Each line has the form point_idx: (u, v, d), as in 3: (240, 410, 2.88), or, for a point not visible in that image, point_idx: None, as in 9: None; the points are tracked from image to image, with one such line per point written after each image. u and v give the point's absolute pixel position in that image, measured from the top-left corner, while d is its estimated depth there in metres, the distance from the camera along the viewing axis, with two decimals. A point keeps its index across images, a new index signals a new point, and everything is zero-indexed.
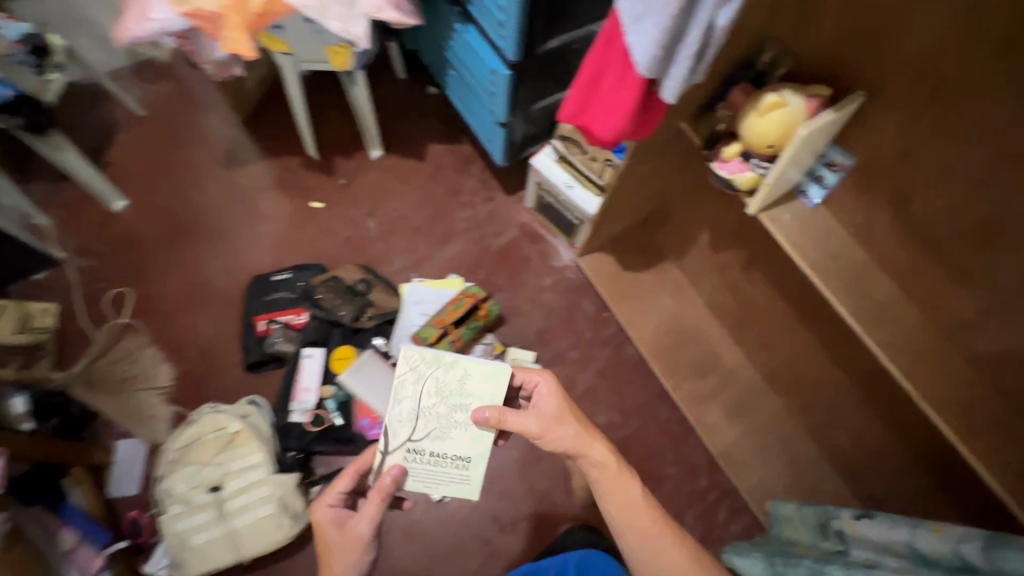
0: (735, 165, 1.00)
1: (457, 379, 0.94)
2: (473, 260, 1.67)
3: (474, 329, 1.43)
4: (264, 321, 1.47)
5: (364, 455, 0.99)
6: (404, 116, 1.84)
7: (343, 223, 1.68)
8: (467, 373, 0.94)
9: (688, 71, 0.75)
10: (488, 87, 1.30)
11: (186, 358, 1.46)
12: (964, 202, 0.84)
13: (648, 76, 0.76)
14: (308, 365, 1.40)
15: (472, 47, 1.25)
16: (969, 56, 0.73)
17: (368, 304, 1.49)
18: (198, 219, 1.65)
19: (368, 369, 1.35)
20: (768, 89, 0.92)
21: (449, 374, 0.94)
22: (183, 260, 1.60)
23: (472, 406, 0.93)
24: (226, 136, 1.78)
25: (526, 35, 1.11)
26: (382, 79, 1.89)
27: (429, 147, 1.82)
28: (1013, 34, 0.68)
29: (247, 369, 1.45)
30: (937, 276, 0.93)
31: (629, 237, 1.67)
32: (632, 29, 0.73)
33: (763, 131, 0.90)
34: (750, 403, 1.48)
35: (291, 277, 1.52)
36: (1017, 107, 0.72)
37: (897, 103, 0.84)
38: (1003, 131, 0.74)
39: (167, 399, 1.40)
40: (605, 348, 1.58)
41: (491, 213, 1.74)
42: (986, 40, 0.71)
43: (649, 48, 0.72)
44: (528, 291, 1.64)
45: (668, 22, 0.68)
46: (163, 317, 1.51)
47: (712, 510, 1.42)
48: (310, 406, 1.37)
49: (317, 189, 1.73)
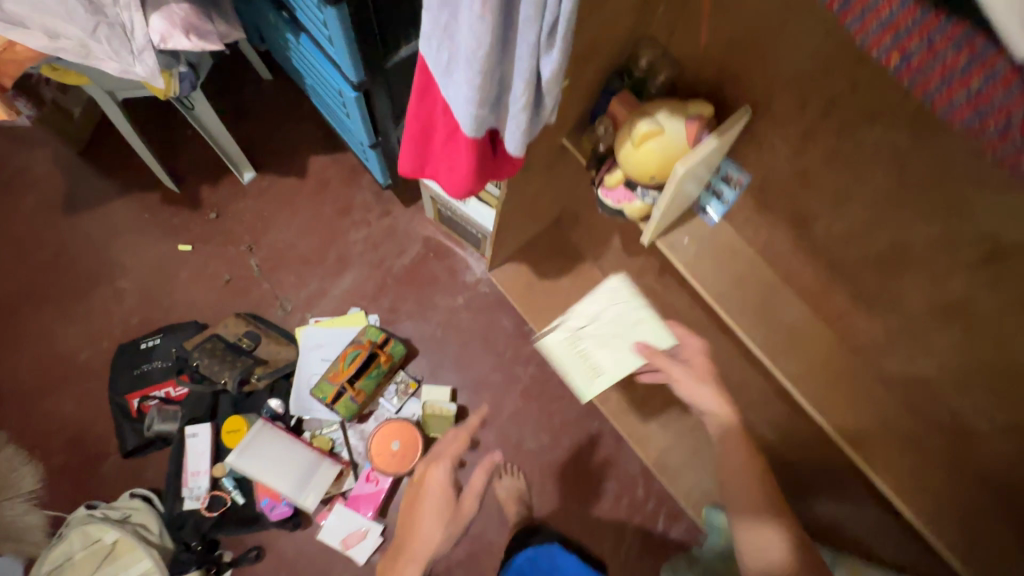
0: (620, 193, 0.87)
1: (632, 314, 1.03)
2: (376, 287, 1.50)
3: (378, 377, 1.29)
4: (137, 399, 1.28)
5: (454, 449, 1.09)
6: (275, 125, 1.59)
7: (219, 264, 1.46)
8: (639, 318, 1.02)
9: (525, 127, 0.59)
10: (342, 107, 1.09)
11: (53, 452, 1.28)
12: (866, 228, 0.73)
13: (478, 136, 0.60)
14: (194, 446, 1.23)
15: (312, 60, 1.03)
16: (861, 74, 0.60)
17: (255, 364, 1.30)
18: (40, 282, 1.41)
19: (260, 445, 1.20)
20: (645, 107, 0.77)
21: (629, 308, 1.04)
22: (29, 335, 1.37)
23: (632, 339, 1.01)
24: (59, 175, 1.49)
25: (363, 50, 0.90)
26: (242, 81, 1.61)
27: (309, 159, 1.58)
28: None
29: (126, 457, 1.28)
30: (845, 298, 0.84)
31: (543, 240, 1.52)
32: (444, 82, 0.56)
33: (642, 162, 0.76)
34: (681, 405, 1.43)
35: (161, 343, 1.33)
36: (916, 133, 0.60)
37: (788, 119, 0.71)
38: (902, 159, 0.63)
39: (37, 504, 1.23)
40: (529, 365, 1.47)
41: (389, 228, 1.54)
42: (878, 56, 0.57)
43: (467, 109, 0.55)
44: (440, 314, 1.49)
45: (480, 80, 0.52)
46: (16, 408, 1.30)
47: (650, 519, 1.39)
48: (204, 490, 1.21)
49: (181, 227, 1.49)
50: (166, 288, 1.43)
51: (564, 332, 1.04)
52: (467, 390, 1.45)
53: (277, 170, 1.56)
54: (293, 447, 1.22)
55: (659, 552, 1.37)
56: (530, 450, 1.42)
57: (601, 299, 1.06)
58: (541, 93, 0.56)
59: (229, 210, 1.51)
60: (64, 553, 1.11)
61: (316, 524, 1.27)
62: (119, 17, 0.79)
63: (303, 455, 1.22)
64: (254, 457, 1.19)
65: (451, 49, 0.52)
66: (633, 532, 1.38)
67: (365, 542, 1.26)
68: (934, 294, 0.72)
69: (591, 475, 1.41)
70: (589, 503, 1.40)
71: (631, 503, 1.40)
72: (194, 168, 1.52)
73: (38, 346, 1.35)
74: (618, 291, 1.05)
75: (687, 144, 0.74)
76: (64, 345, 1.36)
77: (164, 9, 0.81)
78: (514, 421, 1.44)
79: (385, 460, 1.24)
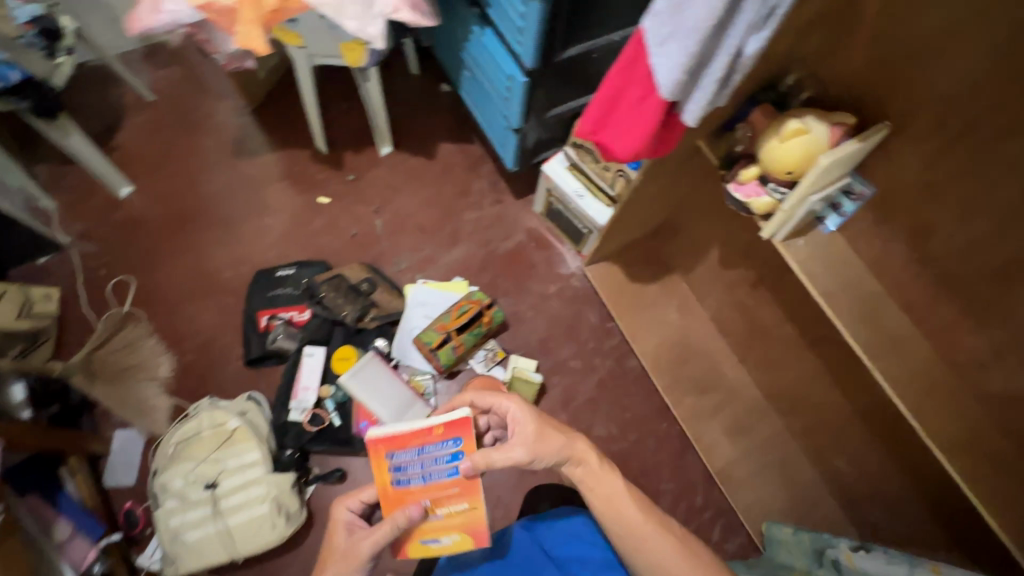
0: (751, 188, 0.98)
1: (840, 171, 0.88)
2: (480, 263, 1.66)
3: (477, 336, 1.41)
4: (266, 316, 1.46)
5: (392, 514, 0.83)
6: (416, 112, 1.82)
7: (349, 219, 1.67)
8: (846, 165, 0.86)
9: (709, 99, 0.73)
10: (504, 93, 1.27)
11: (188, 350, 1.46)
12: (882, 241, 0.98)
13: (670, 99, 0.74)
14: (308, 364, 1.39)
15: (489, 49, 1.23)
16: (953, 68, 0.74)
17: (371, 305, 1.48)
18: (202, 208, 1.64)
19: (368, 371, 1.33)
20: (789, 113, 0.90)
21: (835, 172, 0.88)
22: (187, 247, 1.59)
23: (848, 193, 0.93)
24: (234, 124, 1.76)
25: (545, 42, 1.08)
26: (396, 73, 1.85)
27: (440, 144, 1.79)
28: (962, 93, 0.75)
29: (247, 365, 1.44)
30: (951, 311, 0.92)
31: (635, 249, 1.65)
32: (655, 52, 0.71)
33: (784, 157, 0.88)
34: (750, 421, 1.48)
35: (294, 273, 1.52)
36: (964, 180, 0.81)
37: (914, 142, 0.84)
38: (962, 135, 0.78)
39: (167, 390, 1.41)
40: (607, 358, 1.58)
41: (499, 215, 1.72)
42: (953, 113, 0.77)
43: (674, 72, 0.70)
44: (532, 299, 1.63)
45: (695, 48, 0.67)
46: (164, 307, 1.50)
47: (707, 526, 1.42)
48: (309, 404, 1.36)
49: (324, 184, 1.71)
50: (303, 231, 1.64)
51: (827, 177, 0.89)
52: (546, 370, 1.56)
53: (410, 149, 1.78)
54: (394, 382, 1.34)
55: None
56: (598, 437, 1.50)
57: (838, 167, 0.87)
58: (714, 57, 0.69)
59: (366, 175, 1.73)
60: (193, 429, 1.24)
61: None
62: None
63: (401, 391, 1.34)
64: (371, 374, 1.33)
65: (675, 23, 0.67)
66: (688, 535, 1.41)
67: None
68: (981, 265, 0.84)
69: (654, 472, 1.47)
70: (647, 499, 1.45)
71: (690, 506, 1.44)
72: (343, 137, 1.76)
73: (196, 259, 1.57)
74: (847, 159, 0.86)
75: (825, 145, 0.86)
76: (214, 261, 1.57)
77: None
78: (586, 405, 1.52)
79: None
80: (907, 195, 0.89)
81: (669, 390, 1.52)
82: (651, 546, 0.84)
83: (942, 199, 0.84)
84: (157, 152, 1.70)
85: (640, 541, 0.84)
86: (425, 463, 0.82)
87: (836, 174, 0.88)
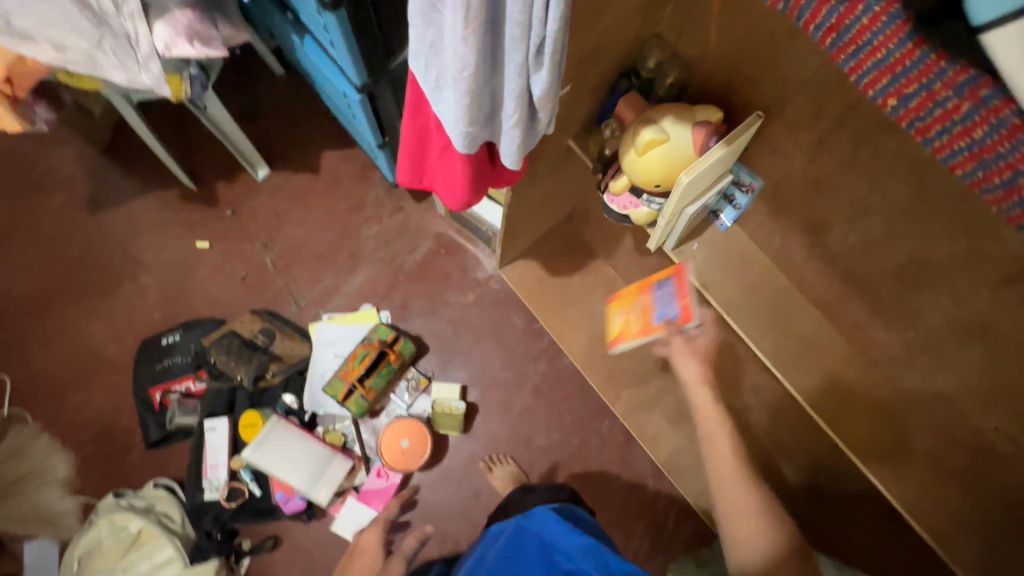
0: (626, 200, 0.84)
1: (709, 179, 0.73)
2: (388, 283, 1.51)
3: (387, 376, 1.31)
4: (159, 393, 1.34)
5: (406, 544, 1.06)
6: (289, 121, 1.60)
7: (235, 260, 1.50)
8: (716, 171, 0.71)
9: (519, 143, 0.57)
10: (349, 109, 1.08)
11: (84, 442, 1.35)
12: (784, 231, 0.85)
13: (470, 150, 0.58)
14: (212, 440, 1.28)
15: (317, 61, 1.03)
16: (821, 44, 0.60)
17: (270, 360, 1.34)
18: (68, 278, 1.47)
19: (273, 440, 1.24)
20: (650, 113, 0.74)
21: (704, 181, 0.73)
22: (59, 327, 1.43)
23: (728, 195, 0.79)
24: (84, 173, 1.54)
25: (366, 53, 0.89)
26: (259, 79, 1.62)
27: (322, 154, 1.59)
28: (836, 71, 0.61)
29: (150, 448, 1.34)
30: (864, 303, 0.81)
31: (553, 238, 1.51)
32: (434, 99, 0.54)
33: (647, 171, 0.74)
34: (693, 405, 1.41)
35: (181, 339, 1.38)
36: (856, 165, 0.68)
37: (796, 127, 0.70)
38: (845, 118, 0.64)
39: (71, 490, 1.31)
40: (539, 362, 1.48)
41: (401, 224, 1.55)
42: (832, 93, 0.63)
43: (458, 125, 0.54)
44: (452, 311, 1.50)
45: (469, 98, 0.50)
46: (49, 399, 1.37)
47: (662, 518, 1.38)
48: (222, 481, 1.26)
49: (199, 224, 1.52)
50: (186, 284, 1.47)
51: (700, 186, 0.74)
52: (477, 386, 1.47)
53: (290, 166, 1.57)
54: (306, 442, 1.26)
55: (668, 551, 1.36)
56: (540, 447, 1.42)
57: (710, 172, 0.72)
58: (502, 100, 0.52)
59: (245, 205, 1.54)
60: (94, 540, 1.18)
61: (329, 516, 1.30)
62: (124, 27, 0.80)
63: (316, 450, 1.26)
64: (279, 439, 1.25)
65: (439, 65, 0.51)
66: (643, 530, 1.37)
67: None
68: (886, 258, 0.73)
69: (602, 473, 1.41)
70: (598, 501, 1.39)
71: (642, 501, 1.39)
72: (212, 166, 1.56)
73: (71, 338, 1.42)
74: (718, 165, 0.70)
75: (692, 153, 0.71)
76: (93, 338, 1.42)
77: (168, 17, 0.81)
78: (524, 416, 1.44)
79: (394, 457, 1.27)
80: (800, 184, 0.76)
81: (607, 385, 1.44)
82: (736, 504, 0.72)
83: (832, 192, 0.73)
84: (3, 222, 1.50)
85: (723, 481, 0.75)
86: (664, 304, 0.85)
87: (708, 179, 0.73)
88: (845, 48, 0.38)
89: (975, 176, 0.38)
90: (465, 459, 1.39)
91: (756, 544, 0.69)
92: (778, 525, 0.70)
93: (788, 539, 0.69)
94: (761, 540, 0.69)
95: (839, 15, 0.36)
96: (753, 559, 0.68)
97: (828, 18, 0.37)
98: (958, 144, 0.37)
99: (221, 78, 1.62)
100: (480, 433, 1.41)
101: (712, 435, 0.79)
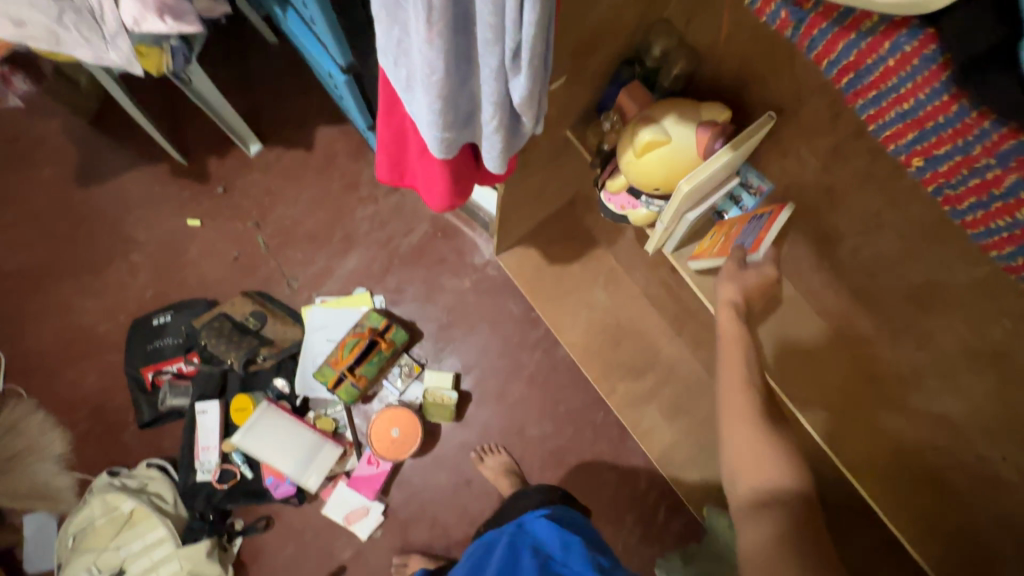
0: (623, 200, 0.78)
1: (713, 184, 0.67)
2: (383, 266, 1.47)
3: (378, 364, 1.29)
4: (150, 373, 1.33)
5: None
6: (282, 94, 1.53)
7: (227, 239, 1.47)
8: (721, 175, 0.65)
9: (500, 148, 0.52)
10: (335, 88, 1.02)
11: (79, 419, 1.35)
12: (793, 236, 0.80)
13: (447, 155, 0.53)
14: (204, 422, 1.28)
15: (301, 37, 0.96)
16: None
17: (260, 344, 1.32)
18: (59, 254, 1.44)
19: (262, 426, 1.25)
20: (649, 111, 0.68)
21: (707, 185, 0.67)
22: (52, 303, 1.42)
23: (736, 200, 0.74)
24: (72, 145, 1.50)
25: (350, 30, 0.83)
26: (251, 48, 1.55)
27: (316, 130, 1.53)
28: None
29: (142, 428, 1.34)
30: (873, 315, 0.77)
31: (553, 224, 1.45)
32: (406, 100, 0.49)
33: (645, 173, 0.68)
34: (690, 400, 1.38)
35: (172, 320, 1.36)
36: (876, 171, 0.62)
37: (813, 128, 0.64)
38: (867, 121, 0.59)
39: (67, 466, 1.32)
40: (535, 352, 1.45)
41: (397, 206, 1.50)
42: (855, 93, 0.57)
43: (431, 129, 0.49)
44: (447, 297, 1.46)
45: (441, 101, 0.45)
46: (43, 376, 1.37)
47: (653, 511, 1.37)
48: (214, 464, 1.27)
49: (190, 201, 1.48)
50: (177, 262, 1.45)
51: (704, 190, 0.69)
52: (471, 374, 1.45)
53: (283, 142, 1.52)
54: (297, 428, 1.26)
55: (658, 544, 1.35)
56: (533, 437, 1.41)
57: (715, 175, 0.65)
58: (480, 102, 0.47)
59: (237, 182, 1.50)
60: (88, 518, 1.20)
61: (321, 499, 1.31)
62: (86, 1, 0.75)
63: (307, 436, 1.26)
64: (272, 424, 1.25)
65: (408, 64, 0.45)
66: (633, 522, 1.37)
67: (365, 521, 1.30)
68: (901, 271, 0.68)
69: (595, 465, 1.39)
70: (590, 493, 1.38)
71: (634, 494, 1.38)
72: (203, 140, 1.51)
73: (64, 315, 1.41)
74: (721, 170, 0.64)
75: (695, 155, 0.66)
76: (85, 315, 1.41)
77: None
78: (518, 406, 1.42)
79: (384, 445, 1.27)
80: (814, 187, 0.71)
81: (603, 377, 1.41)
82: (741, 440, 0.62)
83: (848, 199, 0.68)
84: None
85: (730, 410, 0.65)
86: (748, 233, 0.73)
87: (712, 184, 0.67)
88: (847, 71, 0.37)
89: (974, 225, 0.38)
90: (457, 447, 1.38)
91: (768, 475, 0.60)
92: (789, 462, 0.60)
93: (798, 468, 0.60)
94: (774, 471, 0.60)
95: (834, 37, 0.36)
96: (764, 490, 0.59)
97: (846, 56, 0.36)
98: (981, 197, 0.36)
99: (211, 46, 1.54)
100: (473, 421, 1.40)
101: (724, 366, 0.68)
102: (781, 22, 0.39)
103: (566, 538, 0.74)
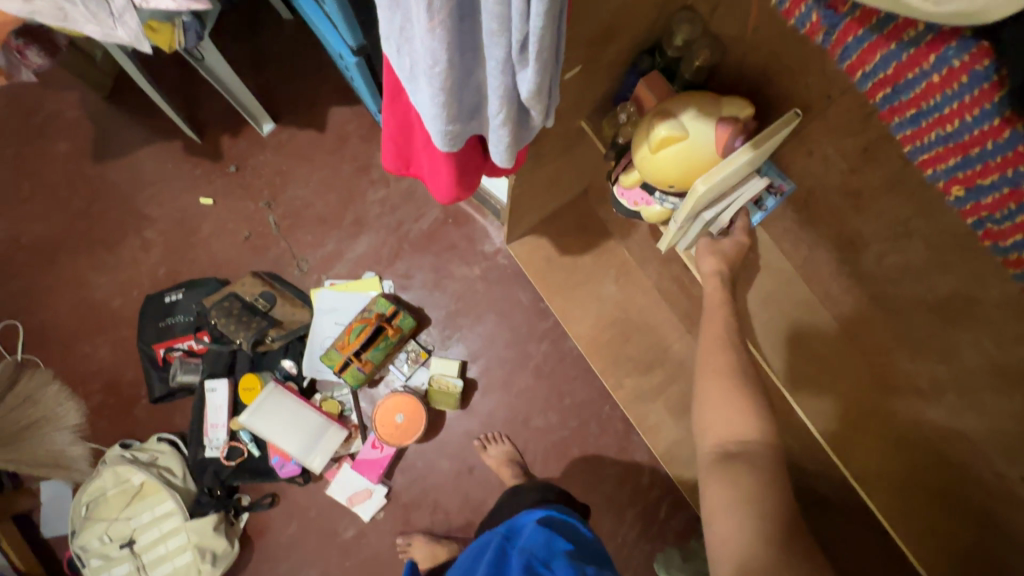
0: (637, 196, 0.75)
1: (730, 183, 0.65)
2: (392, 251, 1.46)
3: (384, 349, 1.29)
4: (162, 349, 1.35)
5: None
6: (295, 73, 1.51)
7: (238, 219, 1.47)
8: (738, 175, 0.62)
9: (507, 143, 0.50)
10: (346, 69, 0.99)
11: (94, 392, 1.38)
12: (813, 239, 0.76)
13: (452, 148, 0.51)
14: (212, 400, 1.30)
15: (312, 16, 0.94)
16: None
17: (269, 325, 1.31)
18: (75, 229, 1.46)
19: (269, 407, 1.26)
20: (669, 103, 0.65)
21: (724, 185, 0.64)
22: (68, 277, 1.44)
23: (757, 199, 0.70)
24: (88, 120, 1.50)
25: (360, 11, 0.80)
26: (265, 25, 1.53)
27: (328, 111, 1.51)
28: None
29: (154, 402, 1.37)
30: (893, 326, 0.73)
31: (565, 214, 1.42)
32: (409, 91, 0.47)
33: (660, 169, 0.66)
34: None
35: (183, 298, 1.38)
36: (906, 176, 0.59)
37: (841, 128, 0.61)
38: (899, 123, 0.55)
39: (82, 436, 1.35)
40: (542, 342, 1.43)
41: (408, 190, 1.49)
42: None
43: (435, 122, 0.46)
44: (456, 284, 1.45)
45: (444, 94, 0.43)
46: (59, 349, 1.40)
47: (654, 507, 1.37)
48: (223, 440, 1.29)
49: (202, 179, 1.48)
50: (189, 241, 1.45)
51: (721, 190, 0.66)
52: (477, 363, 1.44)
53: (296, 122, 1.50)
54: (303, 410, 1.27)
55: (658, 540, 1.35)
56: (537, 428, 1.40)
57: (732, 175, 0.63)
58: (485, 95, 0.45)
59: (249, 161, 1.49)
60: (100, 489, 1.23)
61: (325, 479, 1.33)
62: None
63: (312, 419, 1.27)
64: (277, 405, 1.26)
65: (412, 54, 0.43)
66: (634, 517, 1.36)
67: (368, 504, 1.32)
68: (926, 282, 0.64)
69: (598, 458, 1.39)
70: (593, 486, 1.38)
71: (636, 489, 1.38)
72: (216, 119, 1.50)
73: (79, 289, 1.43)
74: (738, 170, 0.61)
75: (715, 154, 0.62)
76: (100, 290, 1.43)
77: None
78: (522, 396, 1.41)
79: (389, 431, 1.28)
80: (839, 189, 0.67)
81: (610, 371, 1.39)
82: (719, 399, 0.68)
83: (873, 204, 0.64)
84: (10, 168, 1.49)
85: (709, 368, 0.70)
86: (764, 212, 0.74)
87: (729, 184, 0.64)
88: (880, 84, 0.32)
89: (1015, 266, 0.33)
90: (461, 434, 1.39)
91: (736, 428, 0.65)
92: (758, 417, 0.65)
93: (765, 423, 0.65)
94: (744, 421, 0.65)
95: (871, 46, 0.31)
96: (731, 441, 0.64)
97: (883, 70, 0.31)
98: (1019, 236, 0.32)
99: (225, 22, 1.52)
100: (477, 410, 1.40)
101: (706, 335, 0.75)
102: (804, 26, 0.33)
103: (554, 543, 0.73)
